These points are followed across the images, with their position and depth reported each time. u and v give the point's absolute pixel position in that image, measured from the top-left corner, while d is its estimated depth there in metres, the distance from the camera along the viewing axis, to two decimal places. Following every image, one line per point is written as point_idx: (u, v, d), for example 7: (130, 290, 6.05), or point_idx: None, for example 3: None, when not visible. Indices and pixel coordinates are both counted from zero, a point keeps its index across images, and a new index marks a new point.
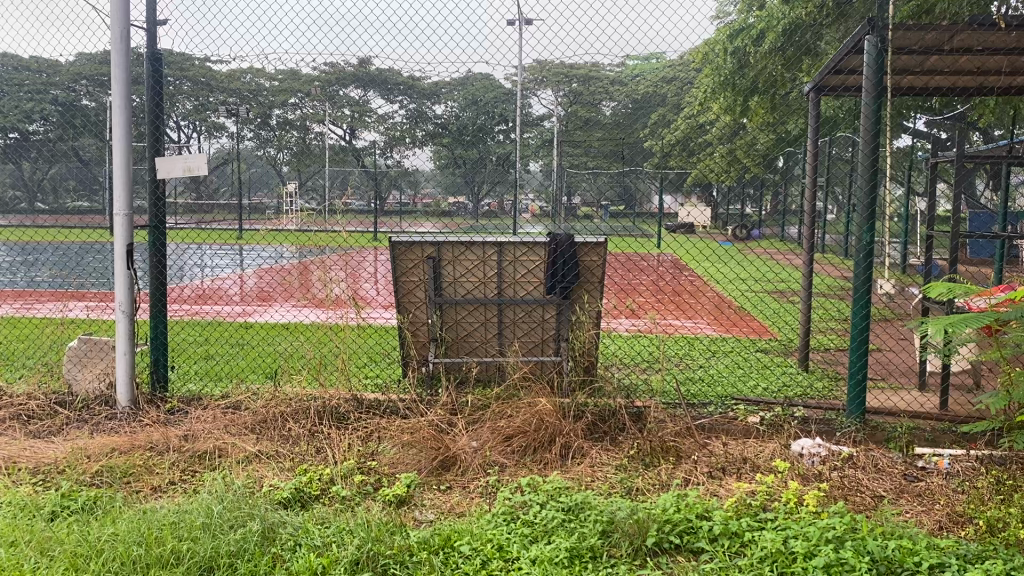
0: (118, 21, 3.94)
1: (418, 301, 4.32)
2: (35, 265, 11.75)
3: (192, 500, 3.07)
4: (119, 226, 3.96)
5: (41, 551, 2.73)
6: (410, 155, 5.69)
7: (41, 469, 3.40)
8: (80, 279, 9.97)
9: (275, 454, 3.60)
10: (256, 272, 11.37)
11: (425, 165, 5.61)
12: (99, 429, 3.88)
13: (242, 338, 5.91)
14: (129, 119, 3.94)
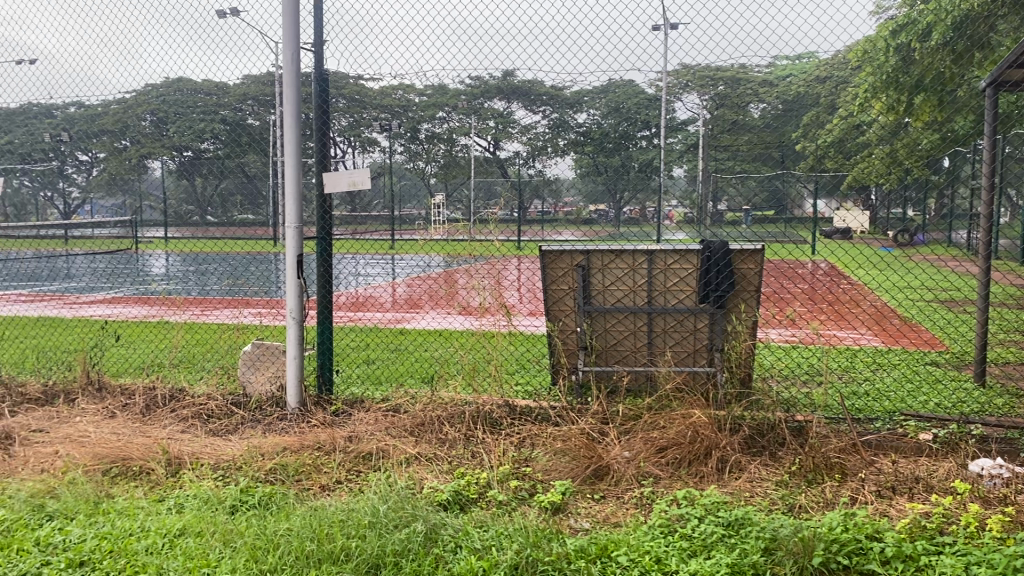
0: (290, 44, 4.17)
1: (568, 309, 4.35)
2: (208, 275, 12.64)
3: (357, 499, 3.21)
4: (290, 238, 4.20)
5: (225, 541, 2.92)
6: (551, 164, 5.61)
7: (221, 465, 3.65)
8: (248, 289, 10.64)
9: (432, 457, 3.70)
10: (408, 281, 11.78)
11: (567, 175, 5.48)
12: (271, 430, 4.11)
13: (399, 343, 6.13)
14: (300, 137, 4.18)
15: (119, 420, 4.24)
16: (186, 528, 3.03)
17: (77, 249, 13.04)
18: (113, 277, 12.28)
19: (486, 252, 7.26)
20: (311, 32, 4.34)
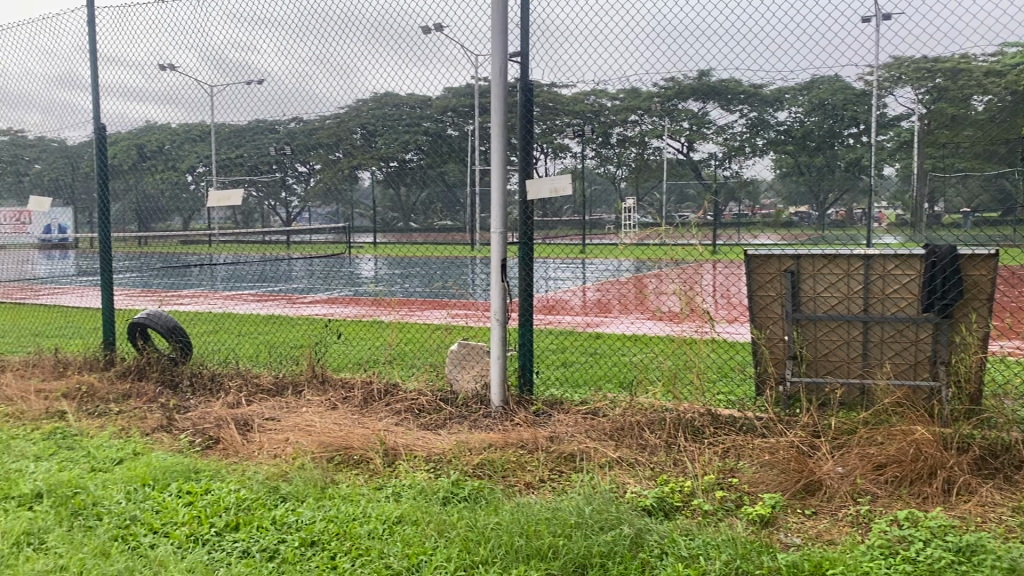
0: (498, 55, 4.33)
1: (775, 317, 4.20)
2: (410, 279, 13.31)
3: (562, 499, 3.27)
4: (496, 243, 4.35)
5: (439, 531, 3.08)
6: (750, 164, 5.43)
7: (433, 458, 3.84)
8: (446, 291, 11.11)
9: (635, 462, 3.70)
10: (599, 285, 11.84)
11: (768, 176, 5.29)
12: (477, 426, 4.27)
13: (595, 347, 6.18)
14: (505, 146, 4.32)
15: (339, 411, 4.56)
16: (404, 516, 3.22)
17: (295, 253, 14.15)
18: (326, 280, 13.21)
19: (682, 256, 7.14)
20: (517, 43, 4.48)
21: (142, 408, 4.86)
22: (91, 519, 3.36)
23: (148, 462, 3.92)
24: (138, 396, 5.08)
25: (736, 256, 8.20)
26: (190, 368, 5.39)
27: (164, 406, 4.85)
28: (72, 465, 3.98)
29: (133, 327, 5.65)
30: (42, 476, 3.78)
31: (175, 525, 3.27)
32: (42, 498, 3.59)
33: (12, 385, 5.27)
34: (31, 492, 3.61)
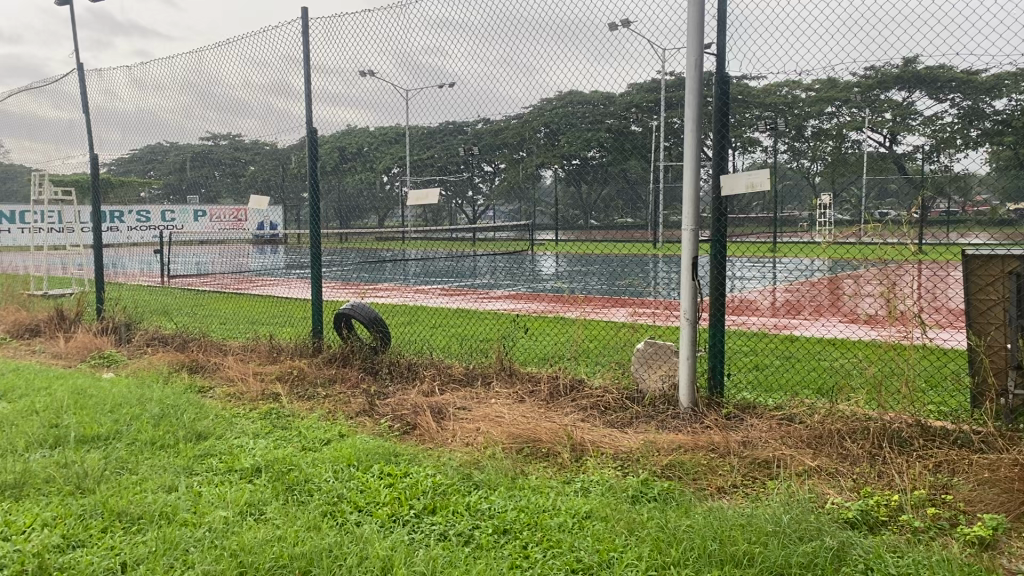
0: (693, 50, 4.25)
1: (997, 322, 3.86)
2: (591, 276, 13.37)
3: (757, 506, 3.17)
4: (687, 241, 4.28)
5: (630, 529, 3.07)
6: (962, 158, 5.00)
7: (620, 456, 3.84)
8: (628, 290, 11.07)
9: (835, 472, 3.53)
10: (789, 286, 11.38)
11: (983, 170, 4.86)
12: (666, 426, 4.22)
13: (788, 351, 5.96)
14: (699, 142, 4.24)
15: (527, 404, 4.65)
16: (593, 512, 3.24)
17: (481, 250, 14.58)
18: (510, 276, 13.52)
19: (883, 257, 6.73)
20: (714, 37, 4.38)
21: (346, 393, 5.20)
22: (302, 494, 3.62)
23: (352, 444, 4.18)
24: (342, 382, 5.42)
25: (943, 257, 7.62)
26: (388, 356, 5.69)
27: (365, 392, 5.15)
28: (286, 443, 4.32)
29: (339, 317, 6.05)
30: (260, 452, 4.13)
31: (377, 504, 3.47)
32: (260, 472, 3.92)
33: (234, 367, 5.79)
34: (251, 466, 3.95)
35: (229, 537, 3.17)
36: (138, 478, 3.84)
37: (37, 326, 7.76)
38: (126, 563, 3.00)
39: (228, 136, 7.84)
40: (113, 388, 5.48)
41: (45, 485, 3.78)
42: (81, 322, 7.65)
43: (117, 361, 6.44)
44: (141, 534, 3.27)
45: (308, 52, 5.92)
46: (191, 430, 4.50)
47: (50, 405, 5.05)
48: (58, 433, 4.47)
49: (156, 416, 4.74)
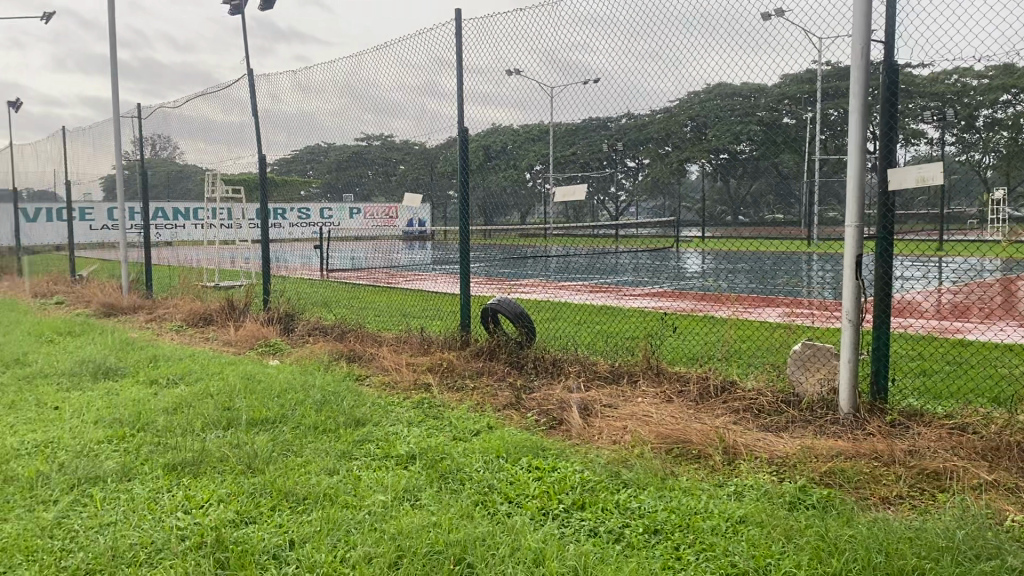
0: (859, 38, 4.05)
1: None
2: (739, 275, 13.01)
3: (927, 519, 3.00)
4: (850, 238, 4.09)
5: (787, 536, 2.97)
6: None
7: (776, 461, 3.72)
8: (779, 290, 10.70)
9: (1015, 488, 3.28)
10: (956, 287, 10.67)
11: None
12: (824, 432, 4.05)
13: (959, 356, 5.59)
14: (864, 134, 4.04)
15: (676, 404, 4.58)
16: (747, 516, 3.16)
17: (624, 246, 14.46)
18: (655, 274, 13.37)
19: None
20: (881, 24, 4.16)
21: (494, 386, 5.29)
22: (455, 483, 3.72)
23: (501, 437, 4.25)
24: (490, 375, 5.52)
25: None
26: (535, 350, 5.75)
27: (513, 385, 5.23)
28: (438, 432, 4.46)
29: (486, 311, 6.15)
30: (414, 440, 4.28)
31: (527, 497, 3.52)
32: (414, 459, 4.06)
33: (388, 358, 6.02)
34: (405, 453, 4.10)
35: (388, 520, 3.30)
36: (302, 460, 4.06)
37: (209, 315, 8.34)
38: (294, 541, 3.18)
39: (381, 136, 8.13)
40: (278, 374, 5.82)
41: (220, 463, 4.07)
42: (248, 312, 8.16)
43: (282, 349, 6.83)
44: (306, 513, 3.46)
45: (458, 52, 6.05)
46: (350, 417, 4.71)
47: (224, 389, 5.42)
48: (231, 415, 4.79)
49: (318, 402, 5.00)
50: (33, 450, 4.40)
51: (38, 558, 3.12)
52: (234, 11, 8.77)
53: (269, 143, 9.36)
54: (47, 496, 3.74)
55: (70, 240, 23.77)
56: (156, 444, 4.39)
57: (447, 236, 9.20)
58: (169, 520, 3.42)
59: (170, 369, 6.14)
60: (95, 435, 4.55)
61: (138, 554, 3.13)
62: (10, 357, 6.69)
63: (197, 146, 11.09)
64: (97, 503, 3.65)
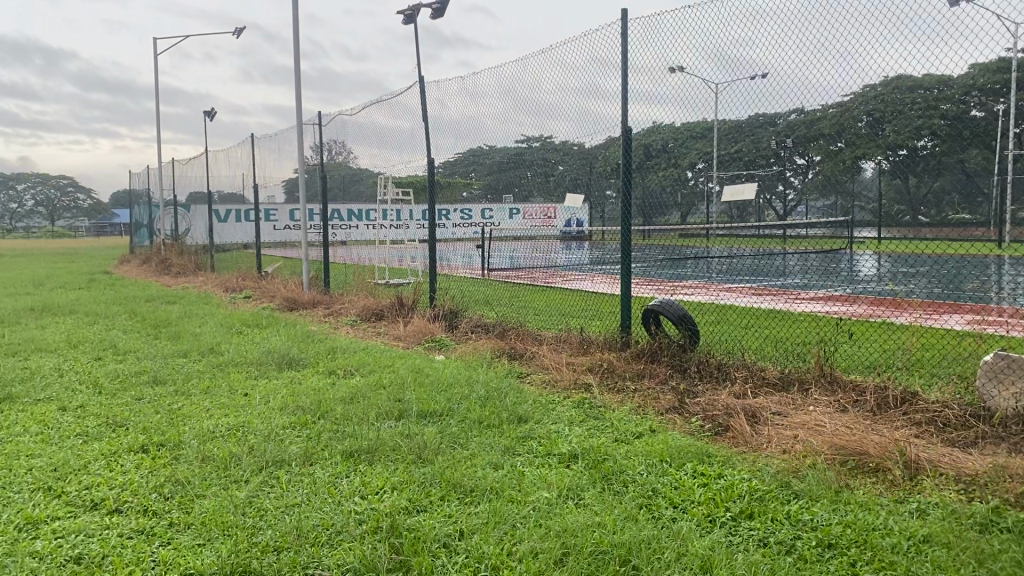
0: None
1: None
2: (919, 279, 12.21)
3: None
4: None
5: (978, 560, 2.77)
6: None
7: (964, 479, 3.49)
8: (965, 296, 9.95)
9: None
10: None
11: None
12: (1020, 450, 3.75)
13: None
14: None
15: (851, 414, 4.37)
16: (932, 536, 2.97)
17: (792, 248, 13.91)
18: (825, 277, 12.79)
19: None
20: None
21: (655, 389, 5.24)
22: (618, 484, 3.72)
23: (665, 440, 4.21)
24: (651, 377, 5.47)
25: None
26: (698, 353, 5.64)
27: (676, 389, 5.16)
28: (600, 433, 4.47)
29: (648, 312, 6.10)
30: (576, 439, 4.31)
31: (692, 502, 3.47)
32: (577, 459, 4.10)
33: (549, 356, 6.09)
34: (568, 452, 4.14)
35: (552, 517, 3.36)
36: (469, 453, 4.19)
37: (380, 310, 8.74)
38: (463, 531, 3.29)
39: (540, 137, 8.23)
40: (445, 369, 6.02)
41: (392, 452, 4.26)
42: (416, 308, 8.49)
43: (447, 345, 7.06)
44: (473, 506, 3.56)
45: (623, 53, 6.03)
46: (513, 413, 4.81)
47: (394, 382, 5.67)
48: (402, 407, 5.00)
49: (482, 397, 5.14)
50: (227, 432, 4.78)
51: (233, 532, 3.39)
52: (407, 20, 9.14)
53: (435, 146, 9.69)
54: (239, 476, 4.06)
55: (256, 239, 25.57)
56: (334, 432, 4.66)
57: (606, 236, 9.19)
58: (347, 504, 3.62)
59: (346, 362, 6.50)
60: (280, 421, 4.89)
61: (320, 535, 3.33)
62: (207, 346, 7.30)
63: (369, 149, 11.64)
64: (283, 484, 3.92)
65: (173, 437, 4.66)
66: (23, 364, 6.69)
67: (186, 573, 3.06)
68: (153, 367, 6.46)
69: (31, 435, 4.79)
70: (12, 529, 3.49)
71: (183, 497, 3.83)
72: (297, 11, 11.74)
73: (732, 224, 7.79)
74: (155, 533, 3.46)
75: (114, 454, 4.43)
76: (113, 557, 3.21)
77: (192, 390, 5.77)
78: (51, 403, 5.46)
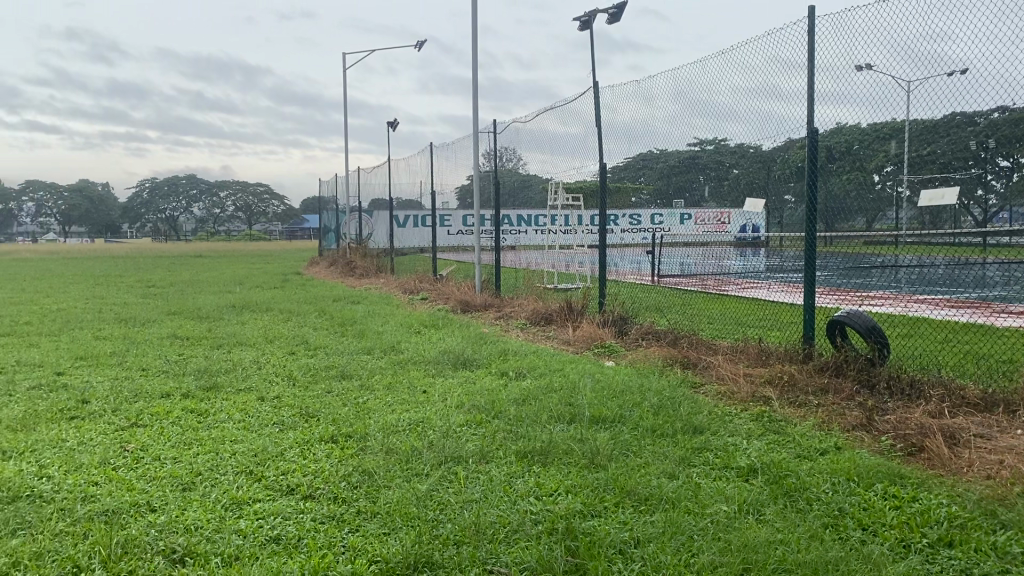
0: None
1: None
2: None
3: None
4: None
5: None
6: None
7: None
8: None
9: None
10: None
11: None
12: None
13: None
14: None
15: None
16: None
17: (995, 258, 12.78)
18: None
19: None
20: None
21: (840, 405, 4.98)
22: (802, 502, 3.57)
23: (852, 459, 4.00)
24: (836, 392, 5.20)
25: None
26: (887, 369, 5.32)
27: (863, 406, 4.88)
28: (780, 448, 4.31)
29: (834, 324, 5.79)
30: (756, 453, 4.19)
31: (883, 526, 3.28)
32: (756, 473, 3.97)
33: (725, 367, 5.93)
34: (747, 466, 4.02)
35: (731, 532, 3.28)
36: (642, 462, 4.15)
37: (550, 314, 8.83)
38: (640, 539, 3.27)
39: (715, 141, 8.05)
40: (617, 375, 6.01)
41: (566, 455, 4.29)
42: (586, 313, 8.51)
43: (618, 351, 7.03)
44: (649, 514, 3.53)
45: (807, 53, 5.81)
46: (688, 423, 4.73)
47: (566, 386, 5.72)
48: (575, 411, 5.04)
49: (655, 406, 5.08)
50: (408, 426, 5.00)
51: (416, 524, 3.53)
52: (584, 27, 9.21)
53: (606, 152, 9.70)
54: (420, 469, 4.22)
55: (432, 243, 26.57)
56: (508, 432, 4.76)
57: (784, 243, 8.84)
58: (523, 504, 3.69)
59: (519, 364, 6.62)
60: (457, 419, 5.06)
61: (497, 532, 3.41)
62: (388, 344, 7.66)
63: (542, 156, 11.81)
64: (461, 480, 4.05)
65: (359, 429, 4.92)
66: (228, 356, 7.30)
67: (374, 559, 3.22)
68: (340, 363, 6.86)
69: (235, 422, 5.21)
70: (220, 507, 3.80)
71: (369, 487, 4.03)
72: (476, 21, 12.12)
73: (923, 232, 7.27)
74: (344, 519, 3.66)
75: (307, 443, 4.74)
76: (308, 539, 3.44)
77: (375, 385, 6.08)
78: (252, 393, 5.92)
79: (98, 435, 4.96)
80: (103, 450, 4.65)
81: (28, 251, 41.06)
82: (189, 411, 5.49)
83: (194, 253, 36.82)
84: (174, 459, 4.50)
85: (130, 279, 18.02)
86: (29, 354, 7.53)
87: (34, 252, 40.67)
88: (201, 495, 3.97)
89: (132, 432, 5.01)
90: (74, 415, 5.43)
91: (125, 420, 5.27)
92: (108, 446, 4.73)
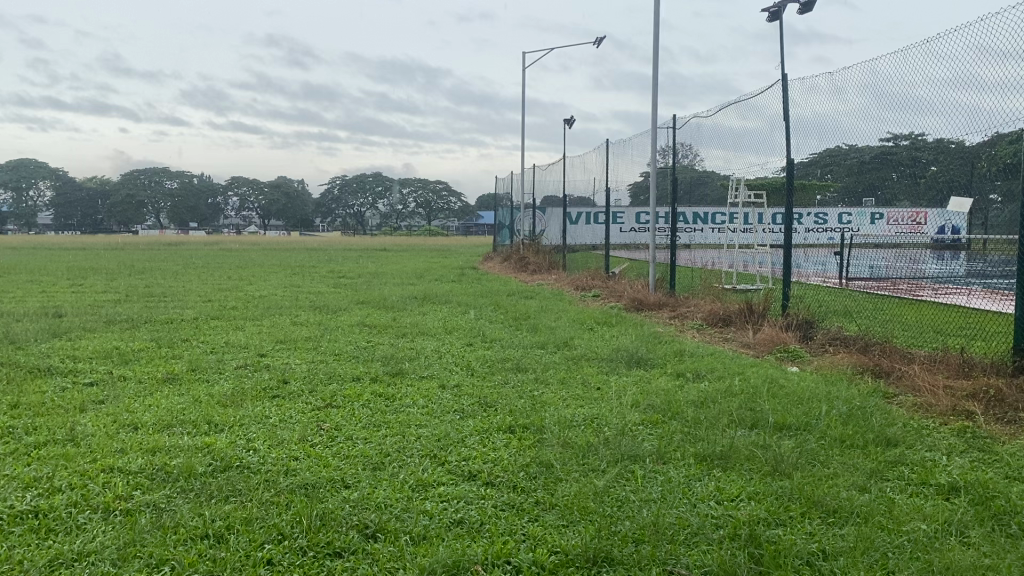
0: None
1: None
2: None
3: None
4: None
5: None
6: None
7: None
8: None
9: None
10: None
11: None
12: None
13: None
14: None
15: None
16: None
17: None
18: None
19: None
20: None
21: None
22: (1012, 526, 3.30)
23: None
24: None
25: None
26: None
27: None
28: (986, 467, 4.00)
29: None
30: (957, 471, 3.91)
31: None
32: (958, 491, 3.71)
33: (921, 377, 5.57)
34: (948, 484, 3.76)
35: (930, 552, 3.09)
36: (830, 473, 3.98)
37: (728, 316, 8.59)
38: (829, 552, 3.14)
39: (911, 137, 7.55)
40: (801, 381, 5.77)
41: (748, 461, 4.18)
42: (767, 316, 8.24)
43: (802, 357, 6.75)
44: (839, 527, 3.38)
45: None
46: (881, 435, 4.47)
47: (746, 390, 5.56)
48: (757, 417, 4.89)
49: (844, 416, 4.85)
50: (583, 422, 5.04)
51: (595, 518, 3.56)
52: (772, 17, 8.90)
53: (792, 148, 9.33)
54: (597, 465, 4.24)
55: (604, 241, 26.54)
56: (685, 434, 4.69)
57: (989, 247, 8.16)
58: (702, 507, 3.63)
59: (695, 365, 6.50)
60: (633, 417, 5.04)
61: (676, 534, 3.37)
62: (562, 339, 7.75)
63: (722, 153, 11.52)
64: (639, 479, 4.03)
65: (535, 422, 5.01)
66: (411, 344, 7.63)
67: (553, 549, 3.28)
68: (516, 356, 7.01)
69: (419, 407, 5.46)
70: (407, 488, 4.00)
71: (547, 479, 4.10)
72: (656, 16, 11.98)
73: None
74: (523, 509, 3.75)
75: (487, 432, 4.89)
76: (491, 526, 3.54)
77: (550, 379, 6.18)
78: (434, 381, 6.17)
79: (297, 414, 5.34)
80: (302, 428, 5.00)
81: (230, 243, 44.61)
82: (377, 395, 5.80)
83: (376, 247, 38.66)
84: (364, 440, 4.76)
85: (323, 269, 19.25)
86: (236, 336, 8.19)
87: (234, 244, 44.20)
88: (389, 475, 4.19)
89: (327, 413, 5.35)
90: (275, 394, 5.87)
91: (321, 401, 5.64)
92: (306, 424, 5.08)
